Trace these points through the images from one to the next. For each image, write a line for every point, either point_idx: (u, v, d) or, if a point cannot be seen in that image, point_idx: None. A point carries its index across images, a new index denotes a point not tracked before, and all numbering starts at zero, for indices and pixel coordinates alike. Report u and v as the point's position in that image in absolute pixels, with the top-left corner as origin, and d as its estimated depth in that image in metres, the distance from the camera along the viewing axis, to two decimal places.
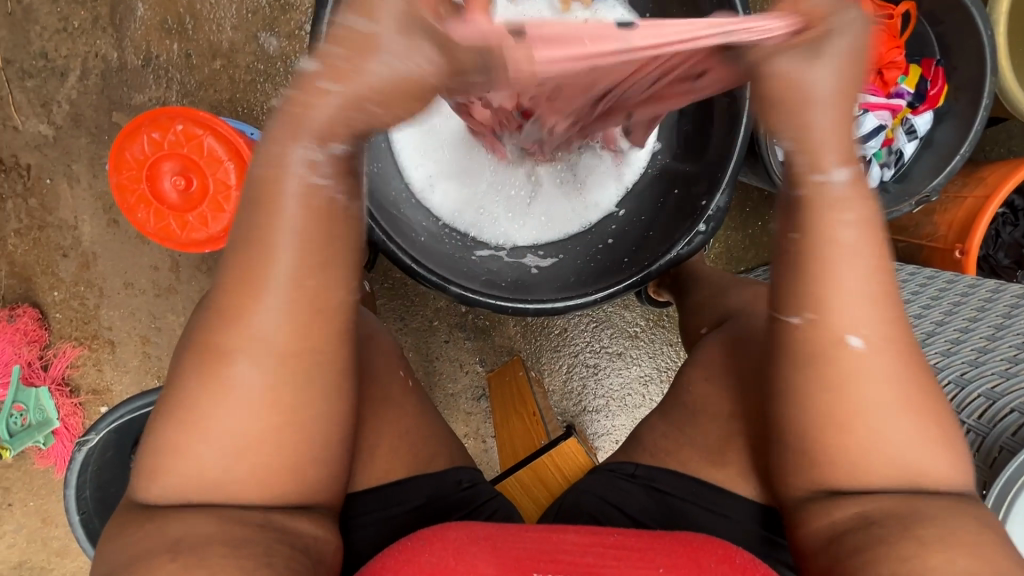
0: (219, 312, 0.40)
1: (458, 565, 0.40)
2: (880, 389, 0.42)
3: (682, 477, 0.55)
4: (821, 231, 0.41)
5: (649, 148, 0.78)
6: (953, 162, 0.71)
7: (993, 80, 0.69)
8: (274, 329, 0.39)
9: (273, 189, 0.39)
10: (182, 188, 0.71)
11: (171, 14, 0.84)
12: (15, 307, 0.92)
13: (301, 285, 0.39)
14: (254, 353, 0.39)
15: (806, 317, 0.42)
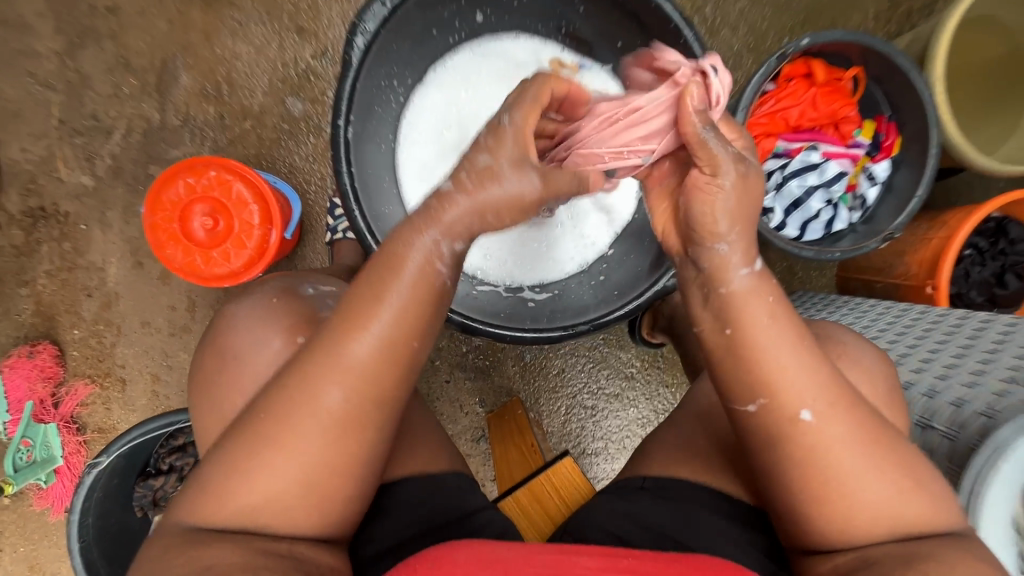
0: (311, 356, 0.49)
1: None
2: (829, 441, 0.49)
3: (691, 486, 0.59)
4: (745, 328, 0.50)
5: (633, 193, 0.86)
6: (911, 204, 0.78)
7: (937, 132, 0.76)
8: (359, 374, 0.48)
9: (392, 265, 0.49)
10: (211, 228, 0.78)
11: (211, 82, 0.95)
12: (35, 345, 0.96)
13: (389, 349, 0.49)
14: (340, 390, 0.48)
15: (759, 402, 0.50)
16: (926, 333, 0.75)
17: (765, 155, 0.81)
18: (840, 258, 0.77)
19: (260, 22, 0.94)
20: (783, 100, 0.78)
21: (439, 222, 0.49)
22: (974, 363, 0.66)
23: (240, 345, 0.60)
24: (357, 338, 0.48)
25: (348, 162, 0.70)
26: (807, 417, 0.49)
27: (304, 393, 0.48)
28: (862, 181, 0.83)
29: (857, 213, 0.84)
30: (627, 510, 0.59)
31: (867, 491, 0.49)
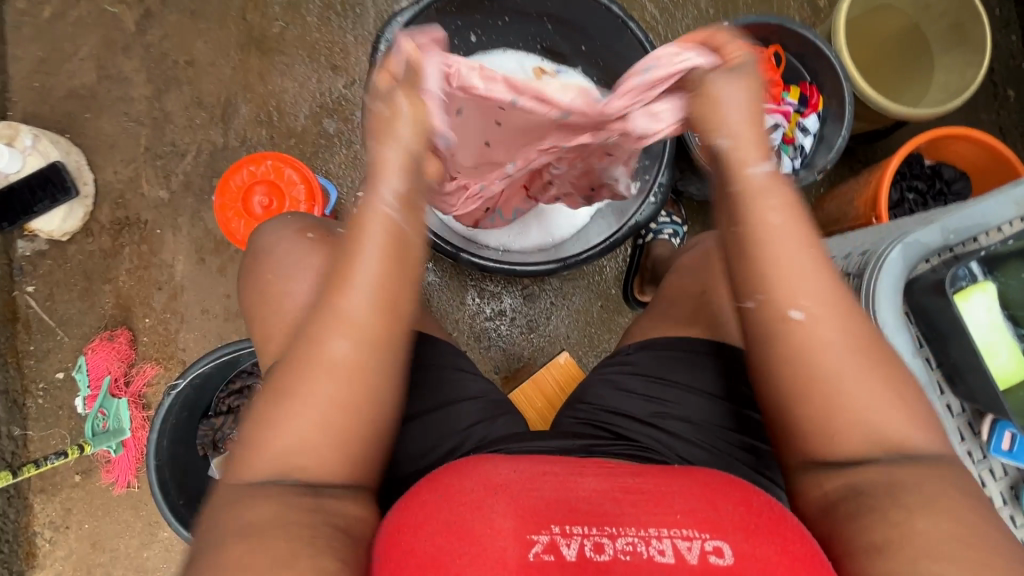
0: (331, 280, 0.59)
1: (484, 509, 0.52)
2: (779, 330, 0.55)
3: (653, 361, 0.69)
4: (757, 220, 0.55)
5: None
6: (838, 142, 0.94)
7: (847, 84, 0.94)
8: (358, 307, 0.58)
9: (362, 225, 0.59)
10: (266, 206, 0.97)
11: (264, 110, 1.19)
12: (114, 330, 1.13)
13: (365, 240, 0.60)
14: (342, 329, 0.58)
15: (759, 299, 0.55)
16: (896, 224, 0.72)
17: None
18: None
19: (304, 63, 1.20)
20: None
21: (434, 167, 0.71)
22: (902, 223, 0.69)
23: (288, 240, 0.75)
24: (340, 294, 0.58)
25: None
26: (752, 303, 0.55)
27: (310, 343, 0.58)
28: (797, 134, 1.00)
29: (797, 160, 1.00)
30: (622, 378, 0.69)
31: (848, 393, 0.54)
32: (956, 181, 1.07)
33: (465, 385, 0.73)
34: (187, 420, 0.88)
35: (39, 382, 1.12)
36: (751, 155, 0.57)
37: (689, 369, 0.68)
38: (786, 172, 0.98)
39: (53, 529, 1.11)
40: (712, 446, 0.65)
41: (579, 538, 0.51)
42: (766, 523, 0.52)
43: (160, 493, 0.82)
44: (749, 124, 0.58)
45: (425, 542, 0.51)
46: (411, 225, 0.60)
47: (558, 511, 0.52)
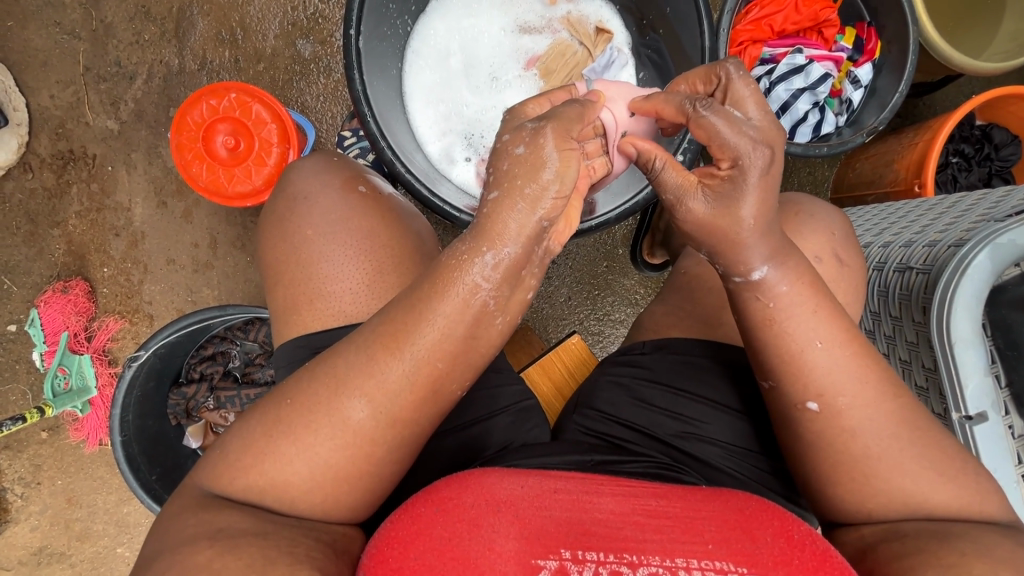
0: (386, 336, 0.47)
1: (476, 533, 0.39)
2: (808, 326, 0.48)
3: (682, 374, 0.65)
4: (757, 306, 0.49)
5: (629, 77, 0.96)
6: (893, 100, 0.83)
7: (914, 29, 0.81)
8: (402, 375, 0.46)
9: (451, 278, 0.46)
10: (232, 147, 0.83)
11: (226, 27, 1.01)
12: (69, 281, 1.01)
13: (433, 363, 0.47)
14: (373, 394, 0.47)
15: (766, 383, 0.51)
16: (938, 216, 0.67)
17: (753, 62, 0.86)
18: (824, 152, 0.82)
19: None
20: (767, 7, 0.84)
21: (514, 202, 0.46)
22: (979, 210, 0.63)
23: (310, 184, 0.66)
24: (394, 353, 0.46)
25: (359, 72, 0.76)
26: (784, 286, 0.48)
27: (332, 399, 0.47)
28: (846, 86, 0.87)
29: (843, 116, 0.88)
30: (644, 388, 0.65)
31: (872, 393, 0.48)
32: (1007, 146, 0.96)
33: (498, 382, 0.67)
34: (155, 390, 0.81)
35: None
36: (755, 257, 0.47)
37: (702, 378, 0.64)
38: (827, 132, 0.87)
39: (24, 485, 1.06)
40: (723, 455, 0.62)
41: (593, 567, 0.39)
42: (811, 562, 0.40)
43: (128, 469, 0.75)
44: (762, 227, 0.47)
45: (397, 567, 0.39)
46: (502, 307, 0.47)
47: (570, 537, 0.40)
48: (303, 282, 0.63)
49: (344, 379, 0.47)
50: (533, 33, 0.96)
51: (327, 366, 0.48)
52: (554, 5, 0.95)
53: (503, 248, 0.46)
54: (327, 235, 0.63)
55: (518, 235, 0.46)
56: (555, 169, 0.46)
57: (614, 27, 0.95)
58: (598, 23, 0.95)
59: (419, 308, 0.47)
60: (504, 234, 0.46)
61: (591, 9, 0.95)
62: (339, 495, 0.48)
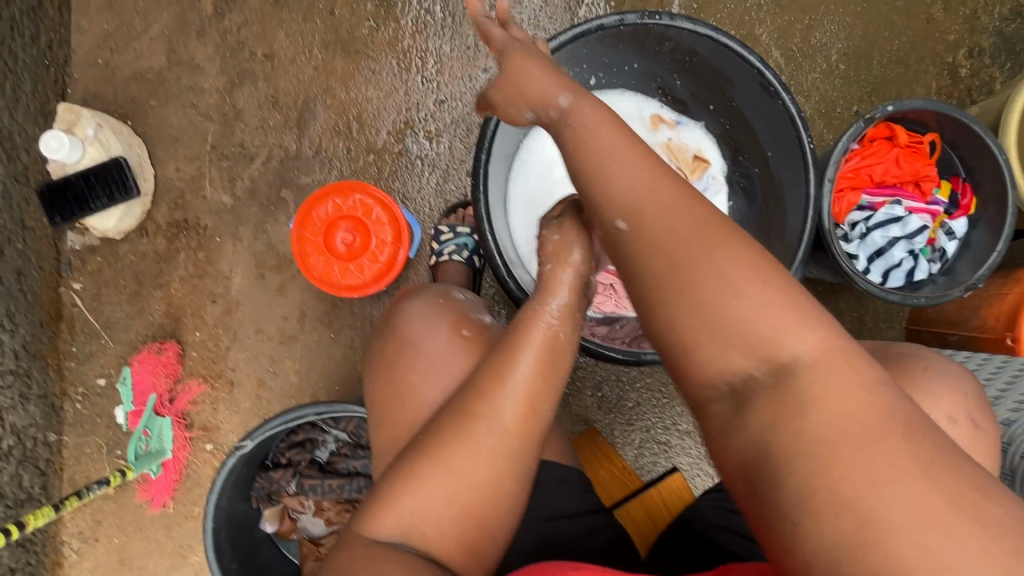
0: (487, 373, 0.57)
1: None
2: (674, 216, 0.47)
3: None
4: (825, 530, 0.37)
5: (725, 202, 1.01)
6: (990, 258, 0.84)
7: (1014, 195, 0.83)
8: (511, 406, 0.55)
9: (532, 319, 0.58)
10: (350, 243, 0.87)
11: (344, 120, 1.09)
12: (162, 342, 1.05)
13: (533, 382, 0.56)
14: (491, 421, 0.55)
15: None
16: None
17: (850, 207, 0.89)
18: (922, 305, 0.83)
19: (392, 72, 1.09)
20: (868, 158, 0.88)
21: (557, 291, 0.60)
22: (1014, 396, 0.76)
23: (415, 319, 0.67)
24: (499, 383, 0.56)
25: (486, 193, 0.82)
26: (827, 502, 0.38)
27: (453, 427, 0.56)
28: (941, 236, 0.90)
29: (936, 264, 0.90)
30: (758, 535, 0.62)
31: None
32: None
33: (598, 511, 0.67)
34: (247, 473, 0.82)
35: (78, 386, 1.05)
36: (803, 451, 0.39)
37: None
38: (920, 279, 0.89)
39: (81, 540, 1.06)
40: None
41: None
42: None
43: (215, 557, 0.75)
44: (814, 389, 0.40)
45: None
46: (570, 337, 0.59)
47: None
48: (404, 409, 0.64)
49: (465, 410, 0.56)
50: None
51: (443, 412, 0.58)
52: (656, 131, 1.01)
53: (557, 304, 0.59)
54: (435, 368, 0.64)
55: (569, 288, 0.60)
56: (587, 249, 0.60)
57: (712, 156, 1.01)
58: (697, 151, 1.01)
59: (507, 341, 0.58)
60: (568, 290, 0.59)
61: (692, 136, 1.01)
62: (473, 528, 0.54)
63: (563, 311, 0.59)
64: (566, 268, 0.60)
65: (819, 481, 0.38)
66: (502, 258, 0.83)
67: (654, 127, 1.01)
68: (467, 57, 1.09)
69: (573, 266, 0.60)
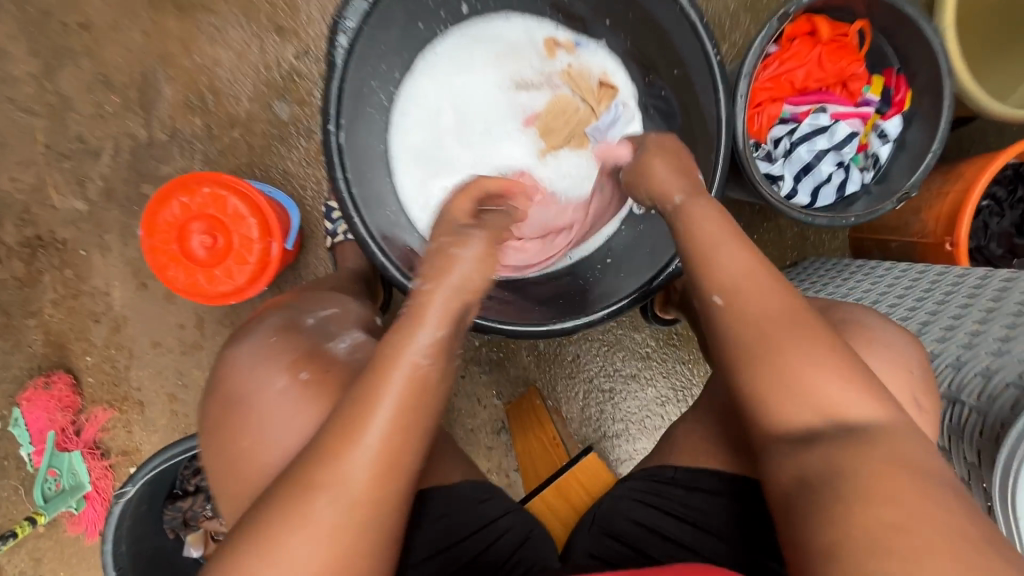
0: (335, 431, 0.45)
1: None
2: (799, 370, 0.46)
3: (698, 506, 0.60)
4: None
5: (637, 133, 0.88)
6: (926, 159, 0.75)
7: (949, 82, 0.73)
8: (362, 474, 0.44)
9: (394, 359, 0.46)
10: (211, 245, 0.76)
11: (194, 92, 0.93)
12: (50, 374, 0.96)
13: (388, 440, 0.45)
14: (336, 494, 0.43)
15: None
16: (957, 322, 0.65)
17: (772, 121, 0.78)
18: (852, 222, 0.75)
19: (238, 24, 0.92)
20: (787, 62, 0.76)
21: (428, 323, 0.48)
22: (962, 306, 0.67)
23: (248, 359, 0.57)
24: (348, 445, 0.44)
25: (343, 166, 0.68)
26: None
27: (293, 507, 0.43)
28: (873, 140, 0.80)
29: (870, 172, 0.81)
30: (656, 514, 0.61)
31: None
32: None
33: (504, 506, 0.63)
34: (152, 512, 0.77)
35: None
36: None
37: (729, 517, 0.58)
38: (852, 192, 0.81)
39: None
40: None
41: None
42: None
43: None
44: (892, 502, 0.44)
45: None
46: (443, 375, 0.48)
47: None
48: (251, 469, 0.51)
49: (308, 478, 0.43)
50: (531, 88, 0.87)
51: (283, 481, 0.45)
52: (552, 58, 0.87)
53: (427, 335, 0.47)
54: (275, 424, 0.51)
55: (440, 317, 0.49)
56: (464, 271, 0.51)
57: (620, 80, 0.87)
58: (602, 75, 0.87)
59: (359, 392, 0.46)
60: (442, 317, 0.49)
61: (594, 59, 0.87)
62: None
63: (435, 348, 0.47)
64: (434, 292, 0.50)
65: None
66: (373, 237, 0.71)
67: (549, 54, 0.87)
68: None
69: (443, 293, 0.50)
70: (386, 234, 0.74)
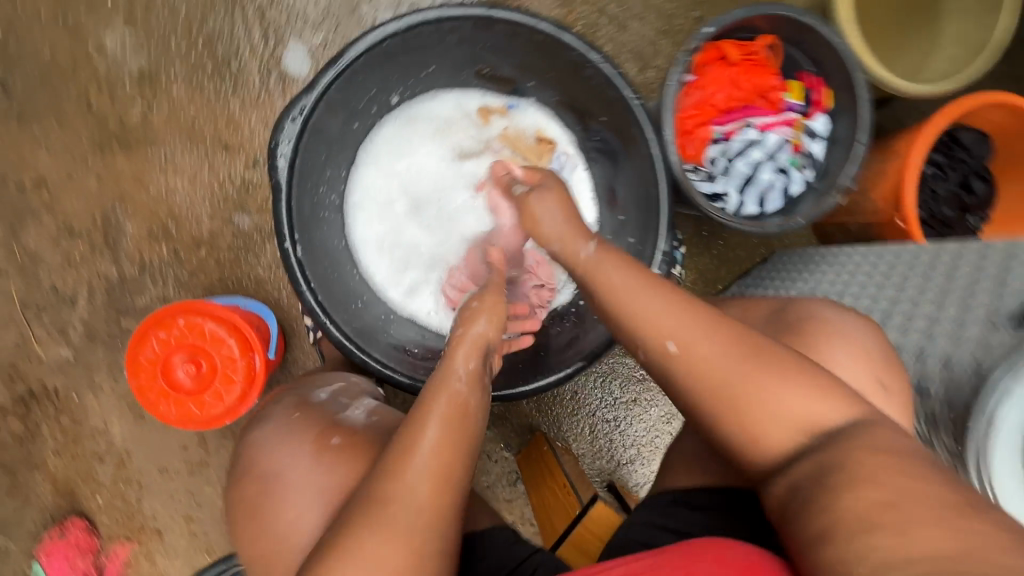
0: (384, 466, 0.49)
1: None
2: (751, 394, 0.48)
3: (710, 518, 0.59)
4: None
5: (585, 177, 0.90)
6: (858, 150, 0.77)
7: (860, 74, 0.76)
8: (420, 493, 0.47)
9: (439, 388, 0.52)
10: (196, 373, 0.78)
11: (157, 222, 0.96)
12: (64, 522, 0.97)
13: (432, 471, 0.48)
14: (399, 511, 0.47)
15: None
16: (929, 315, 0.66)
17: (704, 144, 0.82)
18: (802, 224, 0.77)
19: (187, 151, 0.95)
20: (706, 88, 0.80)
21: (464, 348, 0.55)
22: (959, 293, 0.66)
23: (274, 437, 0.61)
24: (399, 474, 0.48)
25: (302, 272, 0.70)
26: None
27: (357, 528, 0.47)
28: (804, 140, 0.82)
29: (810, 170, 0.83)
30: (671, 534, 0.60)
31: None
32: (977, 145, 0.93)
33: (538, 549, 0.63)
34: None
35: None
36: None
37: (734, 519, 0.58)
38: (798, 193, 0.82)
39: None
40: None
41: None
42: None
43: None
44: None
45: None
46: (479, 401, 0.53)
47: None
48: (290, 544, 0.53)
49: (371, 498, 0.48)
50: (472, 157, 0.90)
51: (347, 506, 0.49)
52: (487, 124, 0.91)
53: (468, 359, 0.54)
54: (308, 493, 0.55)
55: (470, 349, 0.55)
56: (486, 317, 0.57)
57: (555, 132, 0.90)
58: (537, 132, 0.90)
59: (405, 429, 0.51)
60: (473, 345, 0.55)
61: (527, 118, 0.90)
62: None
63: (471, 377, 0.53)
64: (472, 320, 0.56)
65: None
66: (342, 332, 0.73)
67: (484, 122, 0.90)
68: (261, 107, 0.95)
69: (476, 322, 0.56)
70: (356, 327, 0.76)
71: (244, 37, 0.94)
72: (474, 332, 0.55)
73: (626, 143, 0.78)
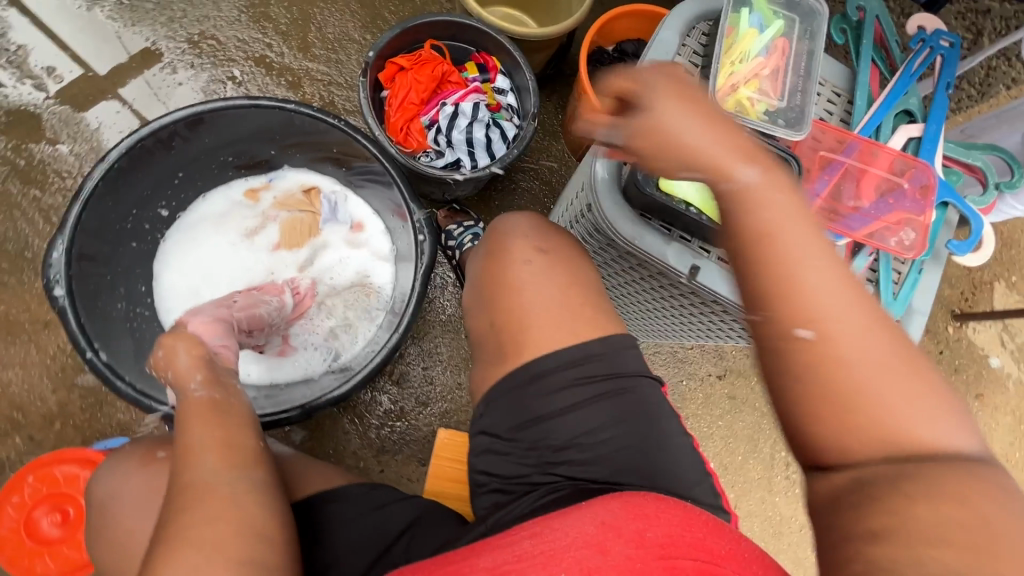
0: (182, 469, 0.61)
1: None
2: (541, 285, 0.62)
3: (519, 406, 0.63)
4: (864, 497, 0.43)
5: (354, 201, 1.05)
6: (529, 85, 0.98)
7: (499, 35, 0.97)
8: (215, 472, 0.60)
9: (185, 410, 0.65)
10: (62, 520, 0.82)
11: (2, 419, 1.00)
12: None
13: (222, 441, 0.63)
14: (209, 486, 0.59)
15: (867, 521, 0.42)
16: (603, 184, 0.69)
17: (422, 134, 1.00)
18: (515, 153, 0.94)
19: (9, 343, 1.02)
20: (401, 94, 0.98)
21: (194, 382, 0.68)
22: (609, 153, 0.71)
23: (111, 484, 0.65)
24: (194, 465, 0.60)
25: (118, 376, 0.78)
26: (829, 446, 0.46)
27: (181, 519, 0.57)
28: (498, 98, 1.02)
29: (514, 118, 1.03)
30: (498, 442, 0.64)
31: (568, 310, 0.64)
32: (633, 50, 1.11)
33: (396, 497, 0.71)
34: None
35: None
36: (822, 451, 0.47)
37: (544, 392, 0.62)
38: (512, 136, 1.01)
39: None
40: (701, 459, 0.66)
41: None
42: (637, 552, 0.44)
43: None
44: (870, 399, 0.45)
45: None
46: (226, 397, 0.68)
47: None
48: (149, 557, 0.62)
49: (185, 489, 0.59)
50: (258, 229, 1.03)
51: (163, 530, 0.57)
52: (258, 200, 1.04)
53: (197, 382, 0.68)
54: (142, 503, 0.63)
55: (190, 369, 0.68)
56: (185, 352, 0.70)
57: (317, 180, 1.05)
58: (302, 187, 1.05)
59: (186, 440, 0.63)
60: (191, 370, 0.69)
61: (286, 181, 1.05)
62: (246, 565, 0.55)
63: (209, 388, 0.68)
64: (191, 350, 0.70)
65: (895, 478, 0.43)
66: (168, 409, 0.78)
67: (254, 200, 1.04)
68: None
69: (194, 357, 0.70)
70: None
71: (26, 229, 1.05)
72: (183, 363, 0.69)
73: (358, 162, 0.98)
